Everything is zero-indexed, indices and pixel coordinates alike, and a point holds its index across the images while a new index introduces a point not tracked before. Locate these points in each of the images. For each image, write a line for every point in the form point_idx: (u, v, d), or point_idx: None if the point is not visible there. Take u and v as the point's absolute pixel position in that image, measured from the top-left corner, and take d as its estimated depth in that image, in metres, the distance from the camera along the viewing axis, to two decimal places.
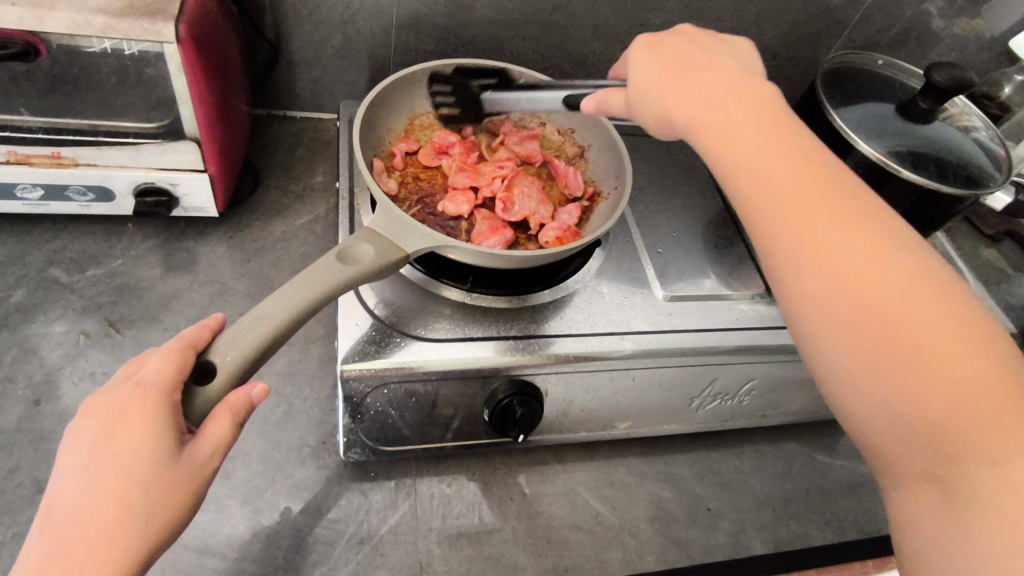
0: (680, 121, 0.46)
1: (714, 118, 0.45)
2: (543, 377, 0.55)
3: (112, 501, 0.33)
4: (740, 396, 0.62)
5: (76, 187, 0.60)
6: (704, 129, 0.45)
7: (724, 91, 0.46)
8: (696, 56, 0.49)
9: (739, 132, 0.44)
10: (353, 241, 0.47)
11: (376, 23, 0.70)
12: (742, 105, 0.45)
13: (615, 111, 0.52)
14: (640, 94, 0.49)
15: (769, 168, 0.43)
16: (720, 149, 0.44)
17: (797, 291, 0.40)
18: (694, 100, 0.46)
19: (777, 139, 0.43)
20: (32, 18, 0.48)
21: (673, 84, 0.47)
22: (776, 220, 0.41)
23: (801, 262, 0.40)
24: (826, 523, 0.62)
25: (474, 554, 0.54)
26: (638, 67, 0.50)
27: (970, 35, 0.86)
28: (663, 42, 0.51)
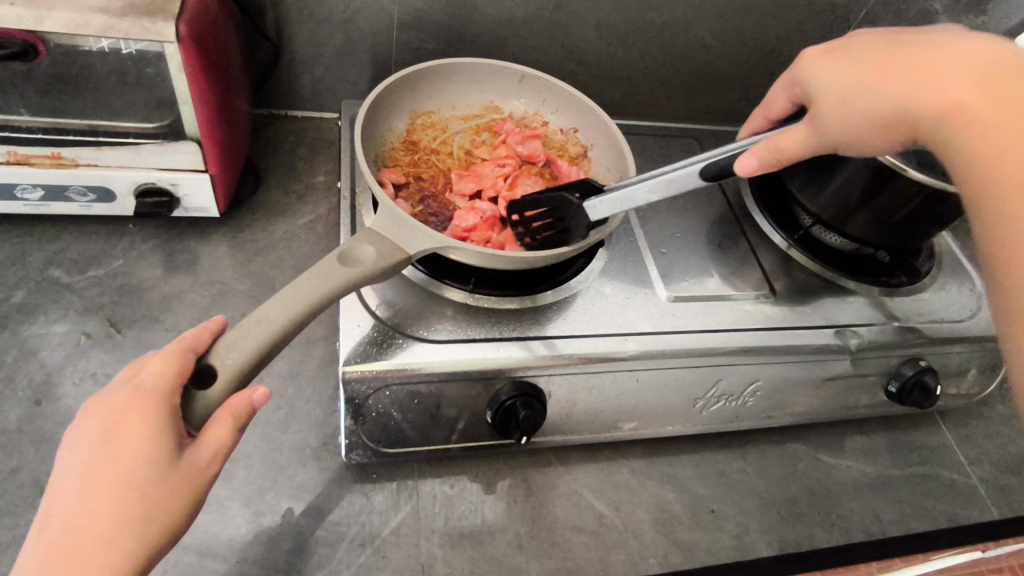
0: (910, 110, 0.42)
1: (954, 103, 0.40)
2: (546, 379, 0.55)
3: (108, 506, 0.33)
4: (744, 397, 0.61)
5: (77, 188, 0.59)
6: (947, 114, 0.40)
7: (954, 63, 0.41)
8: (920, 42, 0.44)
9: (960, 107, 0.40)
10: (355, 242, 0.47)
11: (378, 22, 0.70)
12: (991, 78, 0.40)
13: (790, 151, 0.46)
14: (836, 96, 0.45)
15: (999, 144, 0.38)
16: (960, 145, 0.40)
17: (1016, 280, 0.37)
18: (942, 93, 0.41)
19: (1013, 107, 0.39)
20: (31, 18, 0.48)
21: (894, 79, 0.42)
22: (1010, 200, 0.37)
23: (1022, 241, 0.37)
24: (831, 524, 0.62)
25: (476, 557, 0.53)
26: (835, 68, 0.46)
27: (975, 33, 0.85)
28: (843, 45, 0.48)
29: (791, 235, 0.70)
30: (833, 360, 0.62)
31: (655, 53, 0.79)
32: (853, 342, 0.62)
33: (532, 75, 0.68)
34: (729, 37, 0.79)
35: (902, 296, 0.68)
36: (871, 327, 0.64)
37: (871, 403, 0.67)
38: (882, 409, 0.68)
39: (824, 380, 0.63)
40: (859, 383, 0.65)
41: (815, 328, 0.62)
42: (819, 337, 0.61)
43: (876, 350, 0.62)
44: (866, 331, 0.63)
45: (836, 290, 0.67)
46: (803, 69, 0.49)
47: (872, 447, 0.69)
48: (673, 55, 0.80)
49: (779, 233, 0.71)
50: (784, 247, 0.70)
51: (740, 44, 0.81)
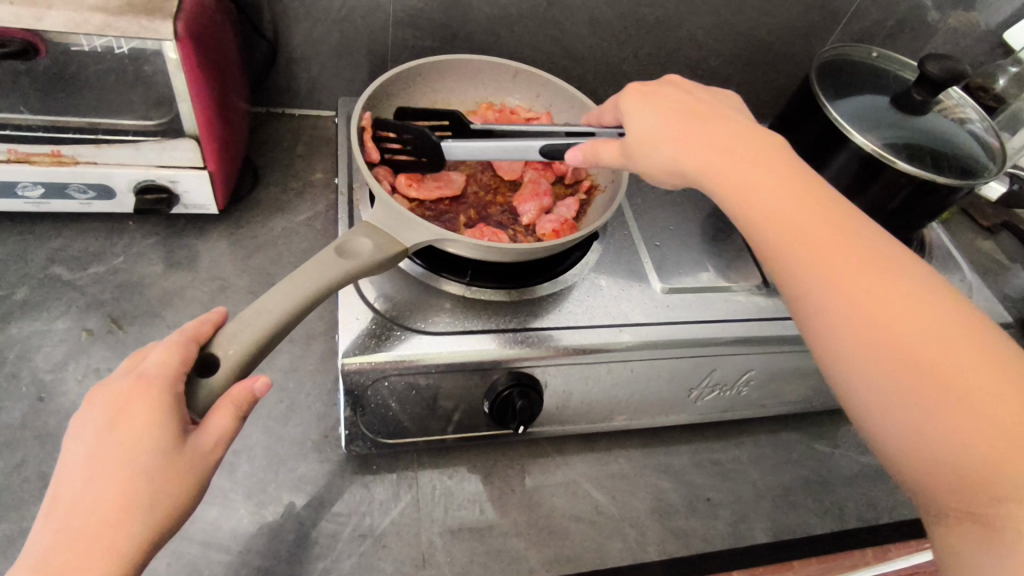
0: (696, 171, 0.45)
1: (727, 171, 0.44)
2: (543, 369, 0.56)
3: (115, 489, 0.33)
4: (738, 386, 0.62)
5: (77, 185, 0.60)
6: (718, 173, 0.44)
7: (729, 135, 0.46)
8: (703, 108, 0.49)
9: (738, 173, 0.44)
10: (352, 236, 0.48)
11: (374, 20, 0.71)
12: (748, 146, 0.45)
13: (607, 161, 0.50)
14: (637, 143, 0.48)
15: (770, 202, 0.42)
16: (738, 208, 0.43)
17: (828, 332, 0.39)
18: (703, 154, 0.45)
19: (779, 174, 0.43)
20: (31, 17, 0.48)
21: (674, 131, 0.47)
22: (789, 247, 0.41)
23: (805, 276, 0.40)
24: (825, 512, 0.63)
25: (476, 547, 0.54)
26: (642, 113, 0.49)
27: (965, 28, 0.86)
28: (654, 91, 0.51)
29: None
30: None
31: (648, 49, 0.80)
32: None
33: (526, 71, 0.68)
34: (721, 33, 0.80)
35: None
36: None
37: None
38: None
39: (817, 369, 0.64)
40: None
41: None
42: None
43: None
44: None
45: None
46: (623, 108, 0.51)
47: None
48: (667, 51, 0.81)
49: None
50: None
51: (732, 40, 0.81)
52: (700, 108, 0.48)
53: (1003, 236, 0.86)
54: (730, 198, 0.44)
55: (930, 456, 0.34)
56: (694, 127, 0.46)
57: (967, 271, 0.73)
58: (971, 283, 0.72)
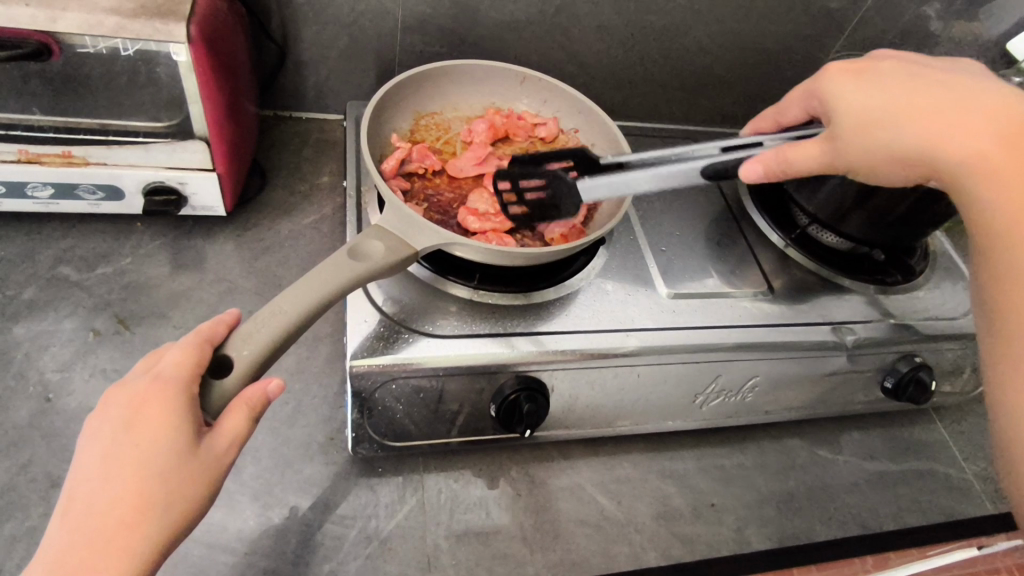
0: (951, 157, 0.44)
1: (990, 150, 0.43)
2: (549, 373, 0.56)
3: (132, 490, 0.34)
4: (743, 392, 0.62)
5: (86, 186, 0.60)
6: (987, 153, 0.43)
7: (977, 110, 0.44)
8: (937, 79, 0.47)
9: (991, 150, 0.43)
10: (364, 238, 0.48)
11: (382, 25, 0.71)
12: (1021, 123, 0.43)
13: (795, 165, 0.50)
14: (857, 125, 0.47)
15: (1013, 187, 0.42)
16: (974, 193, 0.43)
17: (1015, 327, 0.41)
18: (959, 137, 0.43)
19: (1023, 154, 0.42)
20: (46, 19, 0.49)
21: (932, 115, 0.45)
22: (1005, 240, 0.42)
23: (1003, 265, 0.42)
24: (829, 518, 0.63)
25: (481, 551, 0.54)
26: (864, 94, 0.48)
27: (968, 38, 0.87)
28: (868, 70, 0.50)
29: (788, 234, 0.72)
30: (832, 356, 0.63)
31: (654, 56, 0.81)
32: (850, 338, 0.62)
33: (534, 76, 0.69)
34: (727, 40, 0.81)
35: (897, 293, 0.69)
36: (867, 323, 0.65)
37: (867, 400, 0.68)
38: (878, 405, 0.69)
39: (822, 376, 0.64)
40: (856, 380, 0.66)
41: (813, 324, 0.63)
42: (817, 334, 0.62)
43: (871, 347, 0.63)
44: (862, 328, 0.64)
45: (833, 289, 0.68)
46: (830, 89, 0.50)
47: (868, 443, 0.70)
48: (673, 58, 0.82)
49: (776, 232, 0.72)
50: (781, 246, 0.71)
51: (737, 48, 0.82)
52: (943, 81, 0.47)
53: None
54: (973, 182, 0.43)
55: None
56: (933, 108, 0.45)
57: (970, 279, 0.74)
58: None
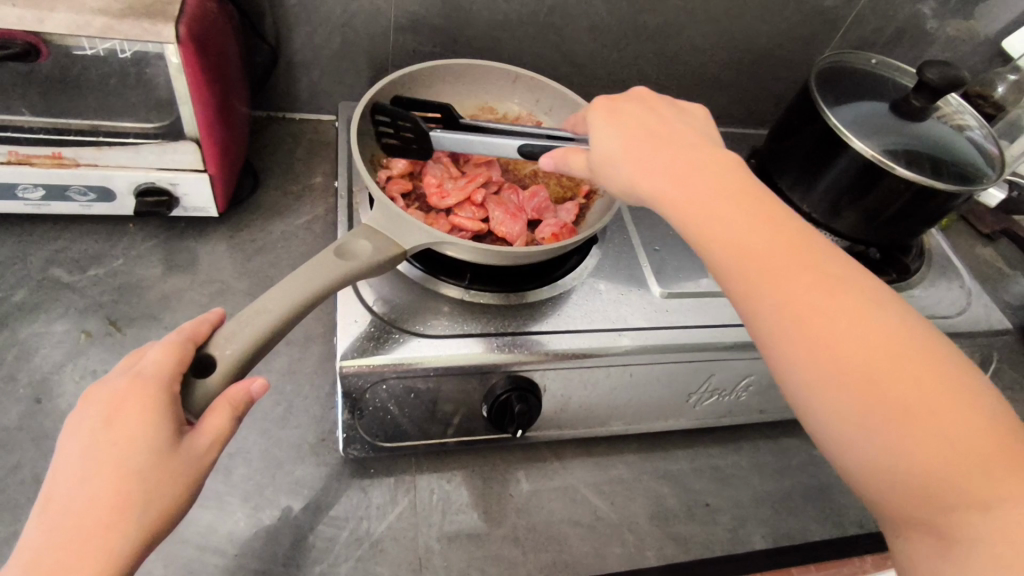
0: (647, 194, 0.43)
1: (670, 192, 0.42)
2: (541, 374, 0.55)
3: (111, 490, 0.33)
4: (737, 392, 0.62)
5: (78, 187, 0.60)
6: (670, 194, 0.42)
7: (683, 155, 0.43)
8: (660, 117, 0.47)
9: (690, 189, 0.41)
10: (351, 238, 0.48)
11: (375, 25, 0.71)
12: (705, 167, 0.43)
13: (577, 170, 0.49)
14: (603, 161, 0.46)
15: (715, 217, 0.40)
16: (693, 231, 0.41)
17: (781, 366, 0.37)
18: (664, 174, 0.43)
19: (727, 189, 0.41)
20: (33, 19, 0.49)
21: (632, 152, 0.45)
22: (748, 270, 0.38)
23: (751, 300, 0.38)
24: (825, 519, 0.62)
25: (473, 551, 0.54)
26: (604, 131, 0.47)
27: (963, 36, 0.87)
28: (620, 106, 0.49)
29: None
30: None
31: (648, 55, 0.81)
32: None
33: (526, 75, 0.69)
34: (721, 39, 0.80)
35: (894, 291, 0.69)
36: None
37: None
38: None
39: None
40: None
41: None
42: None
43: None
44: None
45: None
46: (590, 122, 0.48)
47: None
48: (666, 58, 0.81)
49: None
50: None
51: (731, 47, 0.82)
52: (666, 120, 0.47)
53: (1002, 243, 0.87)
54: (674, 216, 0.42)
55: (878, 468, 0.34)
56: (651, 146, 0.44)
57: (966, 277, 0.74)
58: (971, 289, 0.72)
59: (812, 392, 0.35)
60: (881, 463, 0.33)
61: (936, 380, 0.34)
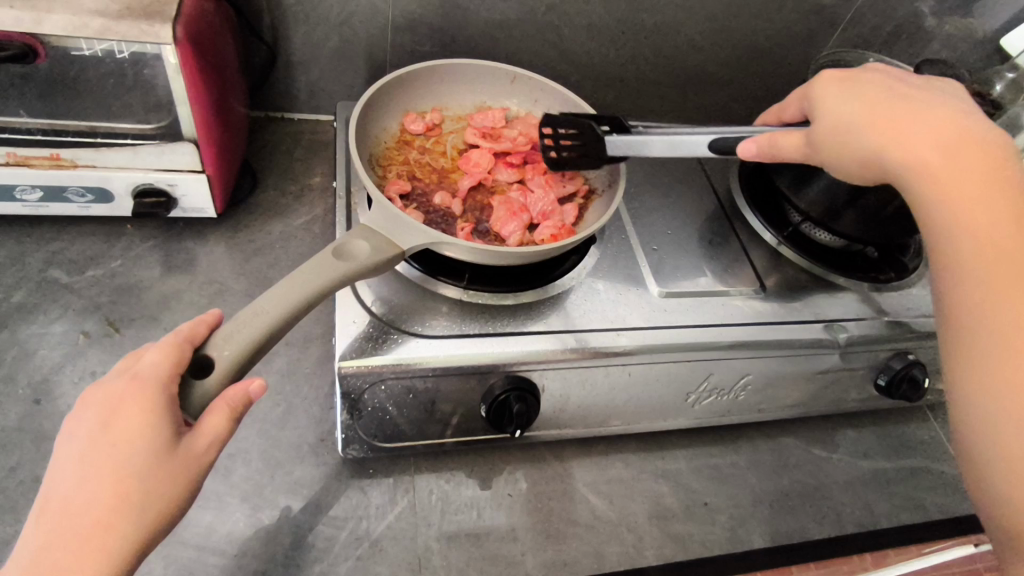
0: (903, 166, 0.44)
1: (936, 166, 0.43)
2: (540, 374, 0.55)
3: (109, 489, 0.34)
4: (736, 391, 0.62)
5: (75, 188, 0.60)
6: (930, 167, 0.43)
7: (925, 127, 0.44)
8: (903, 91, 0.48)
9: (940, 166, 0.43)
10: (350, 238, 0.48)
11: (373, 24, 0.71)
12: (960, 140, 0.44)
13: (786, 153, 0.49)
14: (827, 132, 0.47)
15: (975, 195, 0.42)
16: (929, 213, 0.43)
17: (967, 362, 0.41)
18: (914, 148, 0.44)
19: (981, 169, 0.43)
20: (30, 20, 0.49)
21: (875, 124, 0.45)
22: (975, 257, 0.41)
23: (971, 288, 0.41)
24: (823, 517, 0.62)
25: (473, 550, 0.54)
26: (842, 100, 0.48)
27: (961, 33, 0.87)
28: (857, 80, 0.50)
29: (780, 232, 0.72)
30: (824, 354, 0.62)
31: (647, 54, 0.81)
32: (842, 336, 0.62)
33: (524, 75, 0.69)
34: (719, 38, 0.80)
35: (891, 290, 0.69)
36: (860, 321, 0.65)
37: (861, 397, 0.68)
38: (872, 403, 0.69)
39: (814, 373, 0.64)
40: (849, 378, 0.65)
41: (805, 322, 0.63)
42: (810, 332, 0.62)
43: (864, 345, 0.63)
44: (855, 325, 0.64)
45: (827, 287, 0.68)
46: (817, 91, 0.50)
47: (863, 442, 0.69)
48: (665, 57, 0.81)
49: (768, 230, 0.72)
50: (774, 244, 0.71)
51: (729, 45, 0.82)
52: (910, 94, 0.47)
53: None
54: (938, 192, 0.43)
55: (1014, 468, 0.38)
56: (907, 118, 0.45)
57: None
58: None
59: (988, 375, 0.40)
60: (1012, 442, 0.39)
61: None
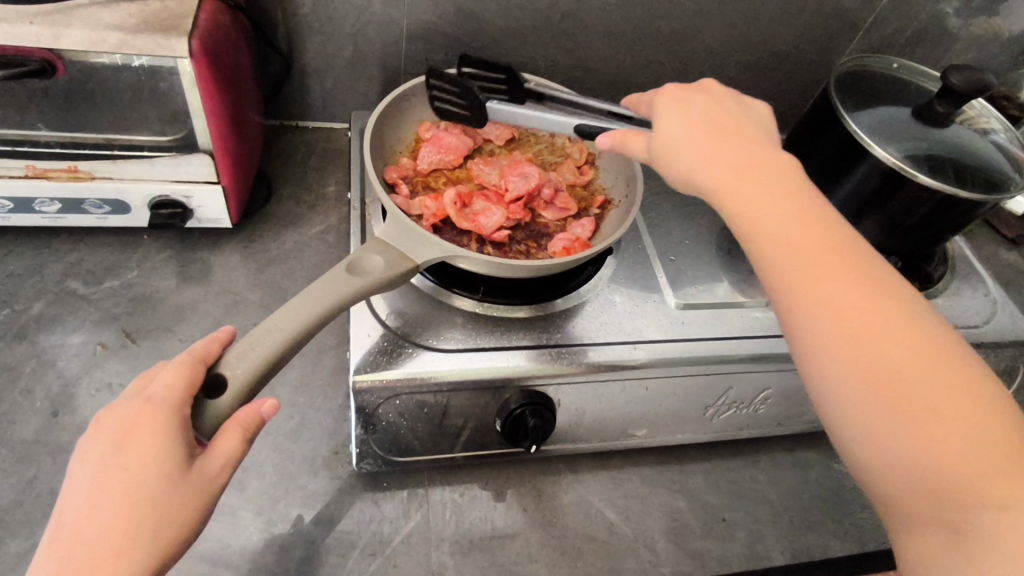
0: (703, 188, 0.44)
1: (722, 180, 0.44)
2: (555, 388, 0.55)
3: (121, 516, 0.33)
4: (755, 405, 0.61)
5: (93, 201, 0.60)
6: (710, 181, 0.44)
7: (725, 155, 0.44)
8: (729, 113, 0.48)
9: (727, 181, 0.43)
10: (364, 252, 0.48)
11: (387, 33, 0.71)
12: (753, 162, 0.44)
13: (634, 153, 0.49)
14: (664, 145, 0.46)
15: (776, 222, 0.42)
16: (744, 228, 0.43)
17: (832, 386, 0.39)
18: (716, 164, 0.44)
19: (755, 192, 0.43)
20: (49, 36, 0.49)
21: (695, 143, 0.45)
22: (801, 282, 0.40)
23: (821, 315, 0.39)
24: (845, 534, 0.61)
25: (487, 565, 0.53)
26: (671, 118, 0.47)
27: (988, 35, 0.85)
28: (690, 100, 0.49)
29: None
30: None
31: (663, 60, 0.79)
32: None
33: None
34: (737, 43, 0.79)
35: None
36: None
37: None
38: None
39: None
40: None
41: None
42: None
43: None
44: None
45: None
46: (654, 108, 0.50)
47: None
48: (682, 62, 0.80)
49: None
50: None
51: (748, 50, 0.80)
52: (719, 117, 0.47)
53: None
54: (726, 209, 0.44)
55: (892, 466, 0.37)
56: (708, 137, 0.45)
57: (992, 286, 0.72)
58: (996, 299, 0.71)
59: (849, 412, 0.38)
60: (899, 459, 0.36)
61: (935, 379, 0.36)
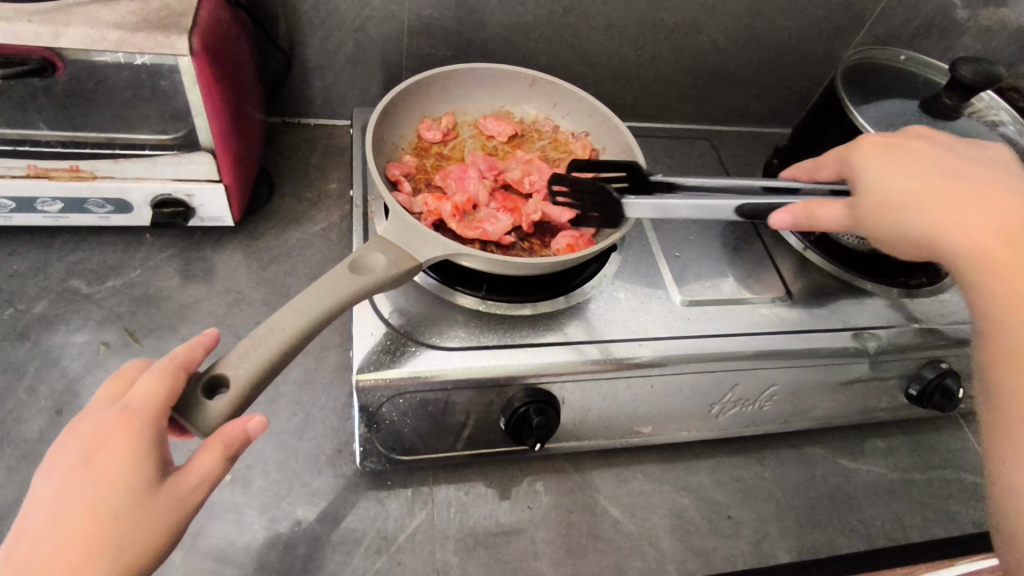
0: (935, 246, 0.44)
1: (951, 240, 0.43)
2: (559, 386, 0.54)
3: (82, 532, 0.33)
4: (761, 401, 0.61)
5: (95, 200, 0.60)
6: (942, 239, 0.44)
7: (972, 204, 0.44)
8: (953, 162, 0.48)
9: (967, 235, 0.43)
10: (366, 250, 0.47)
11: (388, 29, 0.70)
12: (1002, 211, 0.44)
13: (826, 222, 0.49)
14: (877, 207, 0.47)
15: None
16: (975, 284, 0.42)
17: (1015, 449, 0.39)
18: (954, 219, 0.44)
19: (1005, 246, 0.42)
20: (48, 34, 0.49)
21: (927, 197, 0.45)
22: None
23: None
24: (852, 530, 0.61)
25: (491, 563, 0.53)
26: (895, 174, 0.48)
27: (996, 26, 0.84)
28: (903, 147, 0.50)
29: (807, 237, 0.70)
30: (853, 363, 0.61)
31: (667, 54, 0.79)
32: (872, 345, 0.60)
33: (542, 78, 0.68)
34: (742, 36, 0.78)
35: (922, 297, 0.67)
36: (890, 329, 0.63)
37: (891, 407, 0.66)
38: (903, 412, 0.66)
39: (842, 383, 0.62)
40: (879, 387, 0.64)
41: (833, 330, 0.61)
42: (838, 341, 0.60)
43: (896, 353, 0.61)
44: (886, 333, 0.62)
45: (855, 293, 0.66)
46: (860, 160, 0.51)
47: (892, 450, 0.67)
48: (686, 56, 0.79)
49: (794, 235, 0.70)
50: (800, 249, 0.69)
51: (752, 43, 0.80)
52: (949, 168, 0.47)
53: None
54: (958, 267, 0.43)
55: None
56: (946, 191, 0.45)
57: None
58: None
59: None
60: None
61: None
